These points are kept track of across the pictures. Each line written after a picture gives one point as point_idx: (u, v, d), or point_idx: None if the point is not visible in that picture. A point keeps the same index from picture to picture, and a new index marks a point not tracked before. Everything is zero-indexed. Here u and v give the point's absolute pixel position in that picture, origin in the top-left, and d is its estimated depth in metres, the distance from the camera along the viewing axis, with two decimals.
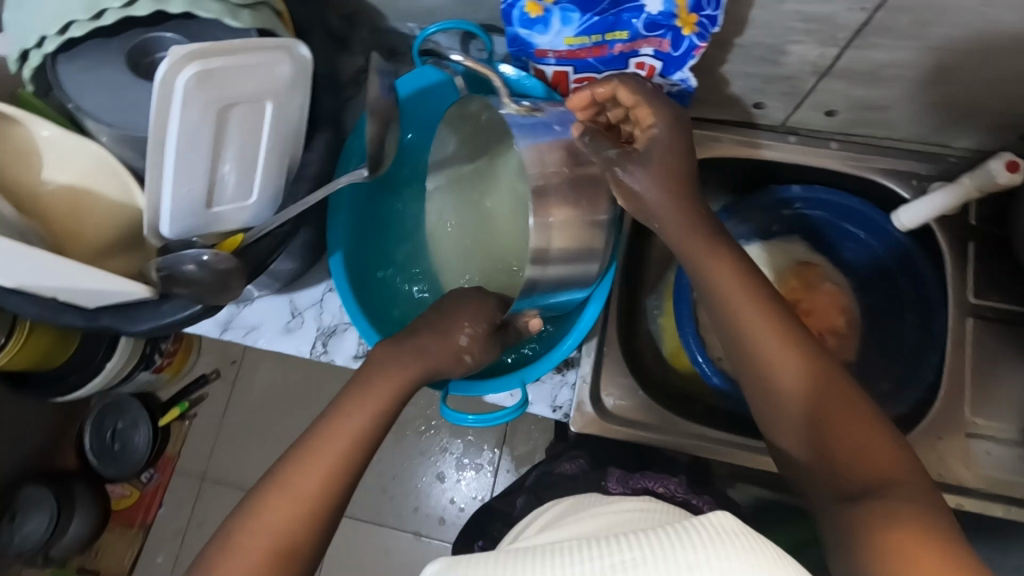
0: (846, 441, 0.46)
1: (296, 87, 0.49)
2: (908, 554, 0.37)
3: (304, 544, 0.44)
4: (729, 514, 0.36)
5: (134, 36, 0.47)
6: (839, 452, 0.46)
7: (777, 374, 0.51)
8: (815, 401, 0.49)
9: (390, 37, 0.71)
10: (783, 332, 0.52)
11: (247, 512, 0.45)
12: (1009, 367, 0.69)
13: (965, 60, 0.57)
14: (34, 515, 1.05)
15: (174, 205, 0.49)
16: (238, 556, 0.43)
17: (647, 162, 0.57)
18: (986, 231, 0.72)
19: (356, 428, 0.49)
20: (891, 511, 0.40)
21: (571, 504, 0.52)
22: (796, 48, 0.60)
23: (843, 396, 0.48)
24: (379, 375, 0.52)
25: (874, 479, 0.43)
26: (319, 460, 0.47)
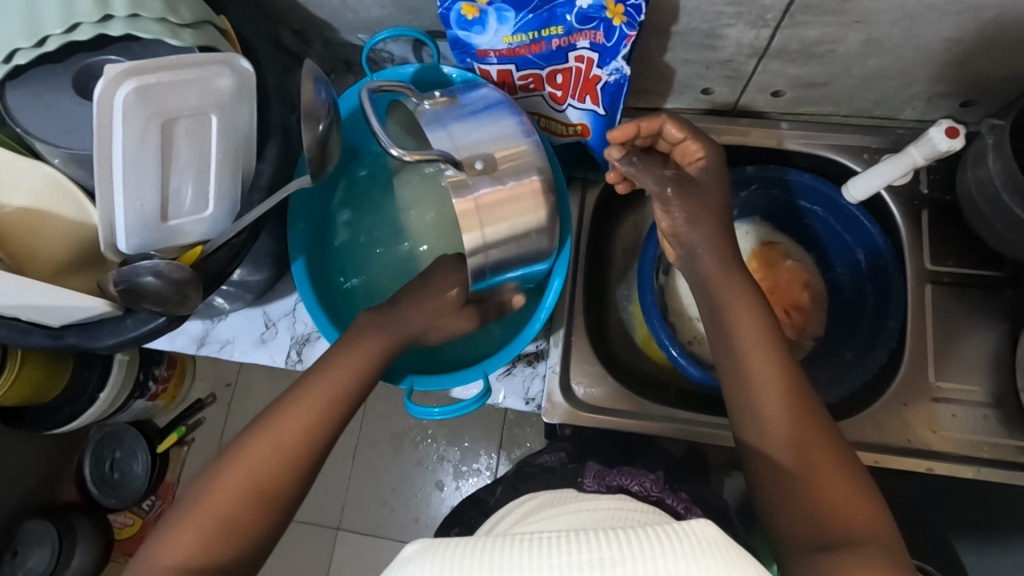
0: (823, 487, 0.48)
1: (241, 99, 0.51)
2: None
3: (281, 486, 0.49)
4: (707, 521, 0.33)
5: (78, 60, 0.49)
6: (814, 492, 0.48)
7: (767, 412, 0.53)
8: (801, 445, 0.50)
9: (344, 50, 0.74)
10: (783, 374, 0.54)
11: (231, 454, 0.50)
12: (970, 329, 0.70)
13: (892, 31, 0.59)
14: (35, 549, 1.05)
15: (127, 219, 0.50)
16: (221, 488, 0.48)
17: (700, 189, 0.65)
18: (937, 197, 0.73)
19: (341, 386, 0.55)
20: (863, 559, 0.41)
21: (548, 498, 0.52)
22: (730, 31, 0.61)
23: (823, 444, 0.50)
24: (353, 342, 0.58)
25: (846, 529, 0.45)
26: (302, 411, 0.52)
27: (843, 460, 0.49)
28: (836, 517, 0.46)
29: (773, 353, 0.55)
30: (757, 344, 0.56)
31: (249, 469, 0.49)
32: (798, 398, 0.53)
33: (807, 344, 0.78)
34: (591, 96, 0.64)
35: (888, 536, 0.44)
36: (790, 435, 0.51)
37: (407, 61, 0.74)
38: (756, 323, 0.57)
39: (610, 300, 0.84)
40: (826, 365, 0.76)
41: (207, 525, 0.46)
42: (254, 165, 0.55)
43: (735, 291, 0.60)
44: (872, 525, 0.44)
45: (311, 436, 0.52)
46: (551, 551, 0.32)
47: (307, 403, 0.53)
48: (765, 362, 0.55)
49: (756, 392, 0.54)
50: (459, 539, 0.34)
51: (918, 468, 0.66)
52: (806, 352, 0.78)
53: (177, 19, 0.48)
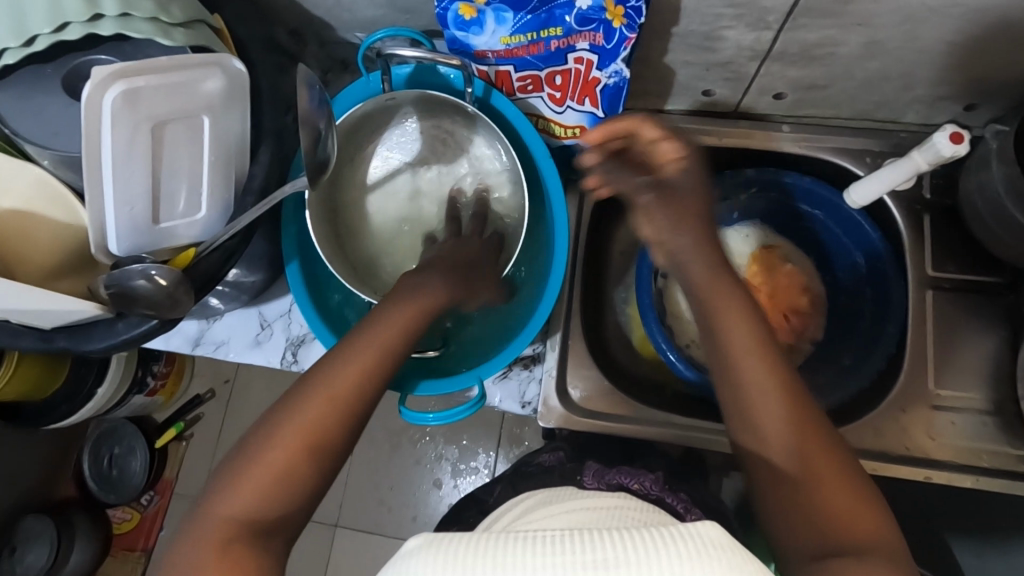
0: (826, 504, 0.46)
1: (233, 101, 0.51)
2: None
3: (335, 439, 0.47)
4: (722, 530, 0.32)
5: (67, 61, 0.48)
6: (816, 502, 0.46)
7: (766, 423, 0.50)
8: (798, 449, 0.48)
9: (340, 49, 0.73)
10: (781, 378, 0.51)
11: (283, 410, 0.47)
12: (970, 336, 0.70)
13: (896, 34, 0.58)
14: (33, 546, 1.05)
15: (116, 222, 0.50)
16: (275, 445, 0.45)
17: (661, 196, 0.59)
18: (940, 202, 0.72)
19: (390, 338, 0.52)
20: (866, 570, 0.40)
21: (543, 497, 0.52)
22: (730, 33, 0.60)
23: (826, 448, 0.48)
24: (407, 295, 0.56)
25: (843, 544, 0.43)
26: (354, 364, 0.49)
27: (842, 468, 0.48)
28: (838, 531, 0.44)
29: (770, 363, 0.52)
30: (751, 355, 0.52)
31: (308, 424, 0.46)
32: (795, 404, 0.50)
33: (806, 348, 0.77)
34: (590, 98, 0.63)
35: (889, 550, 0.42)
36: (789, 442, 0.49)
37: None
38: (746, 333, 0.53)
39: (608, 302, 0.84)
40: (825, 369, 0.76)
41: (267, 480, 0.44)
42: (247, 167, 0.54)
43: (723, 292, 0.56)
44: (875, 536, 0.43)
45: (368, 391, 0.49)
46: (557, 548, 0.31)
47: (362, 357, 0.50)
48: (756, 364, 0.52)
49: (752, 401, 0.51)
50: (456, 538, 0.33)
51: (915, 476, 0.66)
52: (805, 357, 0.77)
53: (169, 18, 0.47)
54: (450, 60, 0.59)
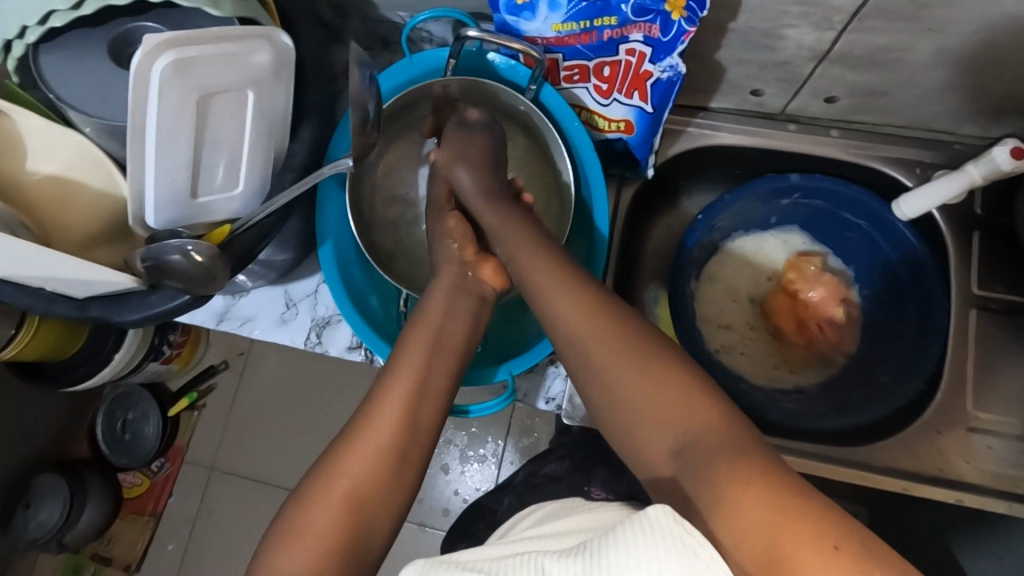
0: (729, 471, 0.39)
1: (279, 77, 0.49)
2: (771, 529, 0.35)
3: (383, 487, 0.48)
4: (672, 512, 0.33)
5: (115, 26, 0.47)
6: (720, 481, 0.39)
7: (664, 412, 0.44)
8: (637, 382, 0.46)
9: (382, 26, 0.71)
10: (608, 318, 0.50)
11: (330, 463, 0.48)
12: (1013, 359, 0.68)
13: (969, 42, 0.56)
14: (47, 504, 1.06)
15: (157, 195, 0.49)
16: (324, 497, 0.46)
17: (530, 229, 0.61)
18: (992, 219, 0.70)
19: (409, 387, 0.52)
20: (792, 539, 0.34)
21: (553, 509, 0.48)
22: (791, 32, 0.58)
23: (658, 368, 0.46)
24: (415, 326, 0.57)
25: (766, 510, 0.36)
26: (390, 409, 0.51)
27: (724, 420, 0.43)
28: (756, 507, 0.36)
29: (645, 363, 0.47)
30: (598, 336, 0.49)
31: (377, 447, 0.49)
32: (675, 391, 0.45)
33: (838, 361, 0.76)
34: (639, 92, 0.61)
35: (793, 497, 0.36)
36: (704, 416, 0.43)
37: (446, 42, 0.71)
38: (604, 343, 0.49)
39: (637, 301, 0.82)
40: (856, 384, 0.74)
41: (339, 504, 0.46)
42: (287, 145, 0.53)
43: (571, 297, 0.52)
44: (802, 507, 0.36)
45: (421, 404, 0.52)
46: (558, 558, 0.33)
47: (409, 370, 0.53)
48: (628, 363, 0.47)
49: (637, 401, 0.46)
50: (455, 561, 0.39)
51: (947, 499, 0.64)
52: (837, 371, 0.76)
53: None
54: (508, 44, 0.56)
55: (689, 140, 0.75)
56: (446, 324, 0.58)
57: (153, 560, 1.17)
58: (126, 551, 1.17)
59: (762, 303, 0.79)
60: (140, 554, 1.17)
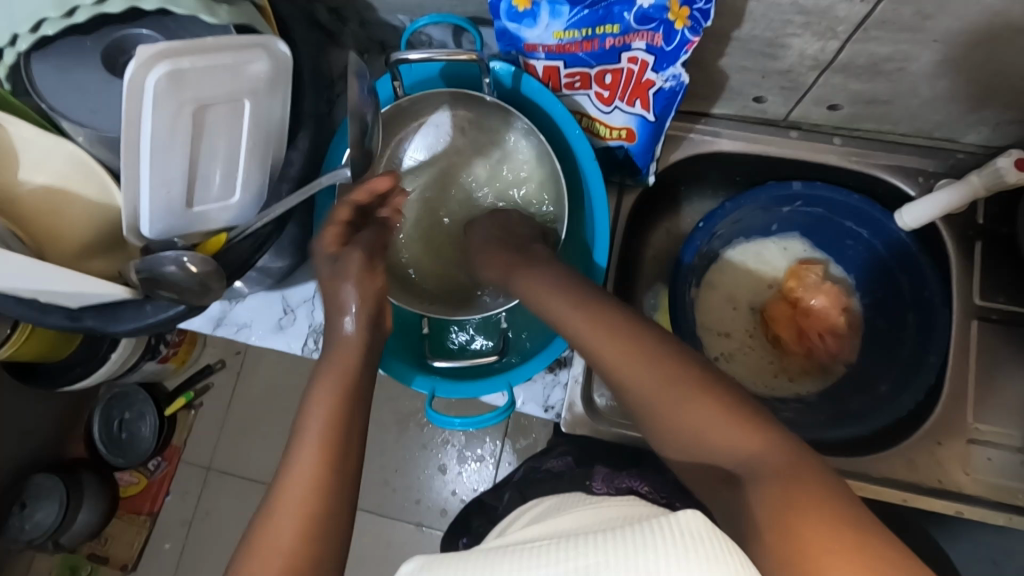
0: (778, 493, 0.39)
1: (277, 86, 0.49)
2: (806, 539, 0.35)
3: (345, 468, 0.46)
4: (704, 517, 0.31)
5: (108, 34, 0.47)
6: (764, 497, 0.39)
7: (711, 432, 0.44)
8: (673, 407, 0.46)
9: (380, 30, 0.70)
10: (639, 348, 0.50)
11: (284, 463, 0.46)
12: (1014, 370, 0.67)
13: (973, 51, 0.55)
14: (44, 504, 1.06)
15: (152, 205, 0.48)
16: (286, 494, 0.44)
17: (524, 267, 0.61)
18: (994, 229, 0.70)
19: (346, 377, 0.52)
20: (836, 550, 0.34)
21: (555, 504, 0.47)
22: (795, 41, 0.57)
23: (698, 397, 0.46)
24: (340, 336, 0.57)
25: (810, 519, 0.36)
26: (331, 397, 0.50)
27: (772, 446, 0.42)
28: (805, 518, 0.36)
29: (701, 392, 0.46)
30: (630, 360, 0.50)
31: (325, 424, 0.48)
32: (726, 408, 0.44)
33: (838, 370, 0.76)
34: (641, 100, 0.60)
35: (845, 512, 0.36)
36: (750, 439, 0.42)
37: (445, 46, 0.70)
38: (644, 363, 0.49)
39: (636, 306, 0.82)
40: (855, 392, 0.74)
41: (293, 538, 0.42)
42: (284, 154, 0.52)
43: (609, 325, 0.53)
44: (847, 520, 0.36)
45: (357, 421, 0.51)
46: (556, 556, 0.31)
47: (339, 365, 0.52)
48: (672, 395, 0.47)
49: (682, 422, 0.45)
50: (459, 554, 0.35)
51: (948, 511, 0.64)
52: (838, 379, 0.76)
53: None
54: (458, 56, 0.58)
55: (689, 146, 0.74)
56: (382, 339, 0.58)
57: (149, 559, 1.17)
58: (123, 549, 1.16)
59: (762, 310, 0.79)
60: (137, 552, 1.16)
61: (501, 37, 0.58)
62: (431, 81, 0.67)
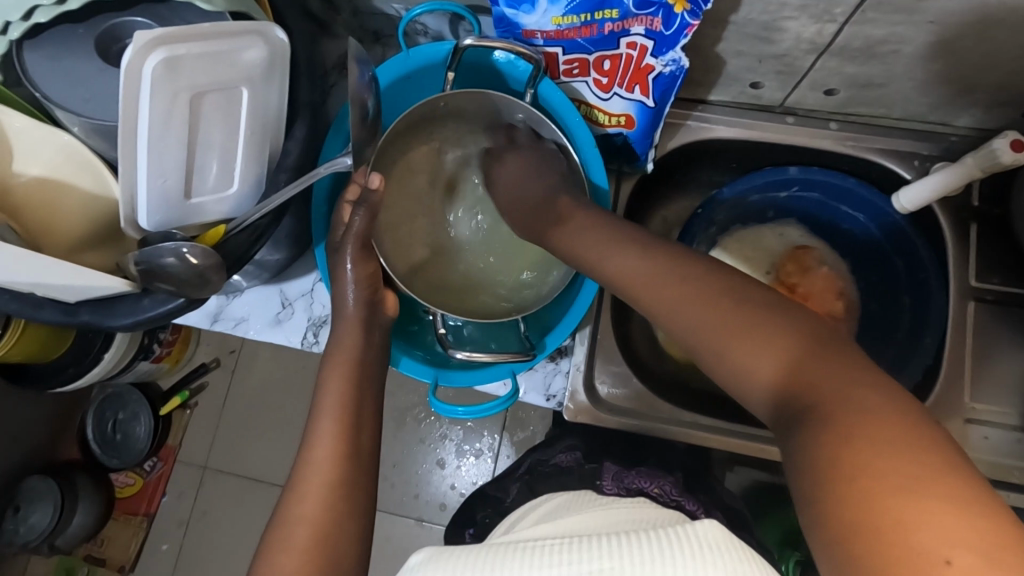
0: (874, 448, 0.33)
1: (273, 73, 0.48)
2: (898, 503, 0.30)
3: (359, 481, 0.48)
4: (720, 526, 0.33)
5: (101, 22, 0.46)
6: (854, 449, 0.33)
7: (731, 349, 0.42)
8: (759, 359, 0.41)
9: (374, 20, 0.69)
10: (694, 294, 0.46)
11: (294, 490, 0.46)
12: (1008, 350, 0.68)
13: (967, 33, 0.56)
14: (39, 506, 1.05)
15: (150, 197, 0.48)
16: (301, 517, 0.44)
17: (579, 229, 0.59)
18: (987, 211, 0.70)
19: (342, 397, 0.51)
20: (919, 509, 0.30)
21: (566, 501, 0.48)
22: (791, 24, 0.58)
23: (769, 335, 0.41)
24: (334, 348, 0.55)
25: (855, 458, 0.33)
26: (332, 417, 0.50)
27: (876, 391, 0.36)
28: (886, 461, 0.32)
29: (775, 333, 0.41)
30: (697, 301, 0.46)
31: (332, 442, 0.48)
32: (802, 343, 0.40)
33: None
34: (640, 86, 0.60)
35: (904, 428, 0.33)
36: (769, 357, 0.41)
37: (441, 36, 0.70)
38: (677, 294, 0.47)
39: None
40: None
41: (301, 554, 0.42)
42: (282, 143, 0.52)
43: (667, 278, 0.49)
44: (947, 478, 0.31)
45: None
46: (564, 556, 0.32)
47: (337, 388, 0.52)
48: (742, 333, 0.42)
49: (745, 364, 0.42)
50: (465, 548, 0.35)
51: None
52: None
53: None
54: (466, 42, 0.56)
55: (685, 134, 0.74)
56: (372, 349, 0.56)
57: (148, 560, 1.16)
58: (120, 551, 1.15)
59: None
60: (134, 554, 1.15)
61: (499, 22, 0.57)
62: (435, 70, 0.64)
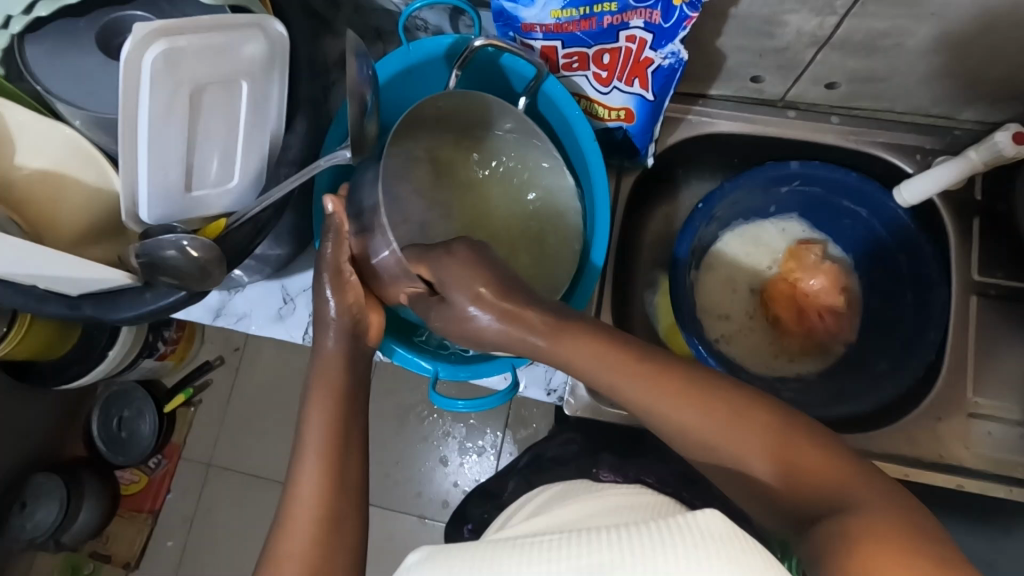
0: (867, 528, 0.35)
1: (273, 66, 0.48)
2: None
3: (351, 487, 0.49)
4: (722, 514, 0.31)
5: (102, 16, 0.46)
6: (850, 537, 0.35)
7: (718, 446, 0.44)
8: (746, 448, 0.43)
9: (376, 16, 0.69)
10: (667, 383, 0.47)
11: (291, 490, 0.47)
12: (1011, 345, 0.68)
13: (968, 26, 0.55)
14: (45, 503, 1.05)
15: (150, 190, 0.48)
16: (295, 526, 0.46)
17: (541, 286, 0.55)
18: (990, 205, 0.70)
19: (335, 406, 0.52)
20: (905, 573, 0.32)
21: (559, 491, 0.48)
22: (792, 18, 0.57)
23: (758, 427, 0.44)
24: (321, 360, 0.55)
25: (848, 530, 0.36)
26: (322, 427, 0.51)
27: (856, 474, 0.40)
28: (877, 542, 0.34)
29: (750, 415, 0.44)
30: (672, 390, 0.46)
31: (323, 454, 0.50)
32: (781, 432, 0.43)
33: (838, 350, 0.76)
34: (640, 79, 0.60)
35: (890, 510, 0.37)
36: (752, 444, 0.43)
37: (441, 31, 0.70)
38: (650, 383, 0.47)
39: (636, 292, 0.81)
40: (854, 371, 0.74)
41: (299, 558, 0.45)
42: (281, 137, 0.52)
43: (636, 362, 0.48)
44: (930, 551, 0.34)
45: (345, 429, 0.52)
46: (556, 552, 0.30)
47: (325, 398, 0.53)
48: (720, 416, 0.44)
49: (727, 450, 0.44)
50: (462, 546, 0.34)
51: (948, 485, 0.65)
52: (837, 358, 0.76)
53: None
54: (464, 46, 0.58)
55: (686, 128, 0.74)
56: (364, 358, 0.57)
57: (153, 556, 1.17)
58: (124, 548, 1.16)
59: (761, 291, 0.79)
60: (139, 551, 1.16)
61: (499, 16, 0.57)
62: (436, 65, 0.64)
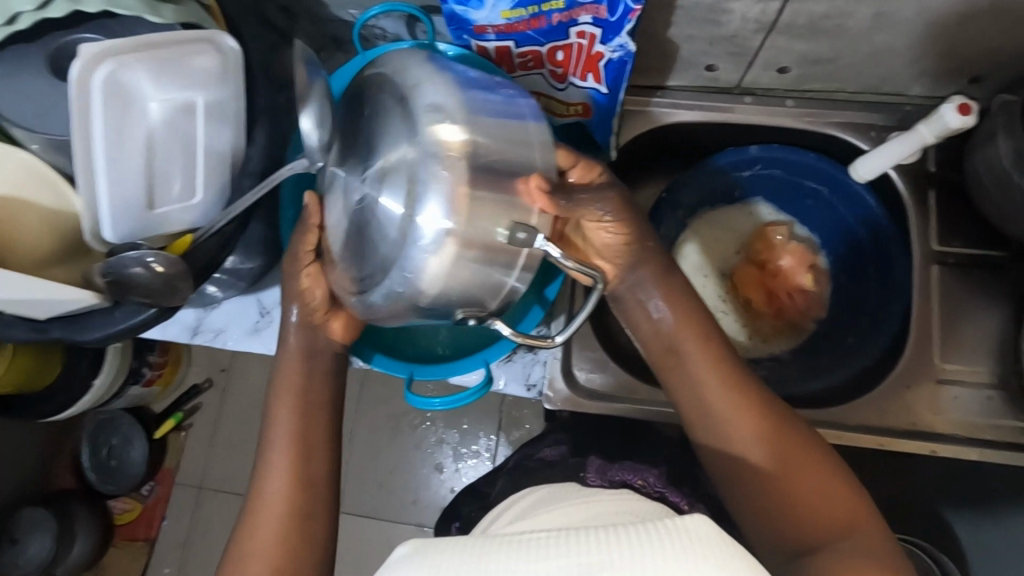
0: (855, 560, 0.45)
1: (227, 79, 0.49)
2: None
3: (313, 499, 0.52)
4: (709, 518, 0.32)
5: (52, 40, 0.47)
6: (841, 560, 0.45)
7: (740, 443, 0.52)
8: (772, 447, 0.52)
9: (335, 27, 0.70)
10: (722, 374, 0.54)
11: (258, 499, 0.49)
12: (974, 311, 0.70)
13: (903, 4, 0.57)
14: (36, 536, 1.04)
15: (111, 208, 0.48)
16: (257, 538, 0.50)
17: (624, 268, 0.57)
18: (945, 176, 0.72)
19: (296, 420, 0.54)
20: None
21: (545, 494, 0.49)
22: (735, 5, 0.59)
23: (795, 443, 0.52)
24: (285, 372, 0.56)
25: (840, 557, 0.46)
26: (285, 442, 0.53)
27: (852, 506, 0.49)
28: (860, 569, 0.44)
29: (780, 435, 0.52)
30: (723, 377, 0.54)
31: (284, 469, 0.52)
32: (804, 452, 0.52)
33: (810, 327, 0.78)
34: (593, 73, 0.62)
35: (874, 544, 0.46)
36: (764, 448, 0.52)
37: (401, 38, 0.71)
38: (715, 372, 0.54)
39: None
40: (829, 348, 0.76)
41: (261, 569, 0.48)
42: (243, 149, 0.52)
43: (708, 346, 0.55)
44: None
45: (308, 439, 0.54)
46: (546, 552, 0.30)
47: (286, 411, 0.54)
48: (752, 418, 0.53)
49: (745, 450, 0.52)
50: (452, 539, 0.33)
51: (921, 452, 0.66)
52: (810, 336, 0.78)
53: None
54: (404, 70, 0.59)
55: (647, 120, 0.76)
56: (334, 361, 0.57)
57: None
58: None
59: (730, 275, 0.80)
60: None
61: (450, 19, 0.59)
62: None
